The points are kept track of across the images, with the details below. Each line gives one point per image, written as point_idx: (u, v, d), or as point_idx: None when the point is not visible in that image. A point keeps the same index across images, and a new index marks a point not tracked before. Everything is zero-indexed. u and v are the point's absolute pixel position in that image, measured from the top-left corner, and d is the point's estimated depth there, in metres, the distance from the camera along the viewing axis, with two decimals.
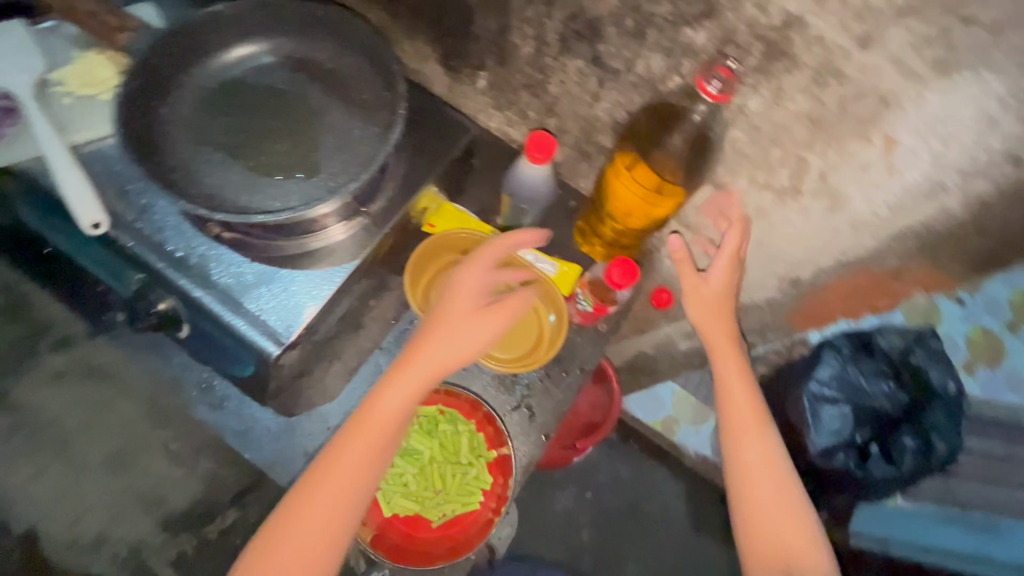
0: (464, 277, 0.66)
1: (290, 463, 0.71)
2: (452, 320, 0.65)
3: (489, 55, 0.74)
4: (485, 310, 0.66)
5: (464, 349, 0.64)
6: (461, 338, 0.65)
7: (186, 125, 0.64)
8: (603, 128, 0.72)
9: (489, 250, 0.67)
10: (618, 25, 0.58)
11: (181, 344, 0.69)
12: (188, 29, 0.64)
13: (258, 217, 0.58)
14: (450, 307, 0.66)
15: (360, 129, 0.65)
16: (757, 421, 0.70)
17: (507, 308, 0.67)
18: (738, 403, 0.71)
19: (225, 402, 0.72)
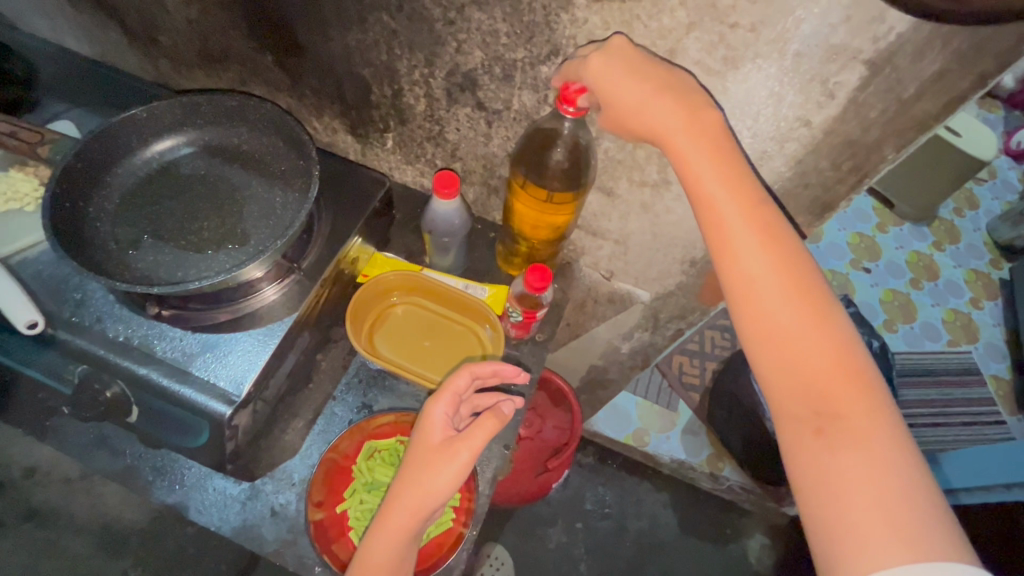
0: (432, 412, 0.66)
1: (258, 527, 0.70)
2: (429, 448, 0.64)
3: (390, 118, 0.84)
4: (454, 441, 0.63)
5: (441, 482, 0.62)
6: (447, 462, 0.62)
7: (114, 219, 0.68)
8: (500, 162, 0.83)
9: (452, 382, 0.67)
10: (489, 73, 0.69)
11: (131, 429, 0.70)
12: (106, 134, 0.70)
13: (193, 285, 0.62)
14: (422, 443, 0.65)
15: (281, 196, 0.72)
16: (815, 326, 0.52)
17: (474, 434, 0.63)
18: (747, 267, 0.53)
19: (184, 480, 0.72)
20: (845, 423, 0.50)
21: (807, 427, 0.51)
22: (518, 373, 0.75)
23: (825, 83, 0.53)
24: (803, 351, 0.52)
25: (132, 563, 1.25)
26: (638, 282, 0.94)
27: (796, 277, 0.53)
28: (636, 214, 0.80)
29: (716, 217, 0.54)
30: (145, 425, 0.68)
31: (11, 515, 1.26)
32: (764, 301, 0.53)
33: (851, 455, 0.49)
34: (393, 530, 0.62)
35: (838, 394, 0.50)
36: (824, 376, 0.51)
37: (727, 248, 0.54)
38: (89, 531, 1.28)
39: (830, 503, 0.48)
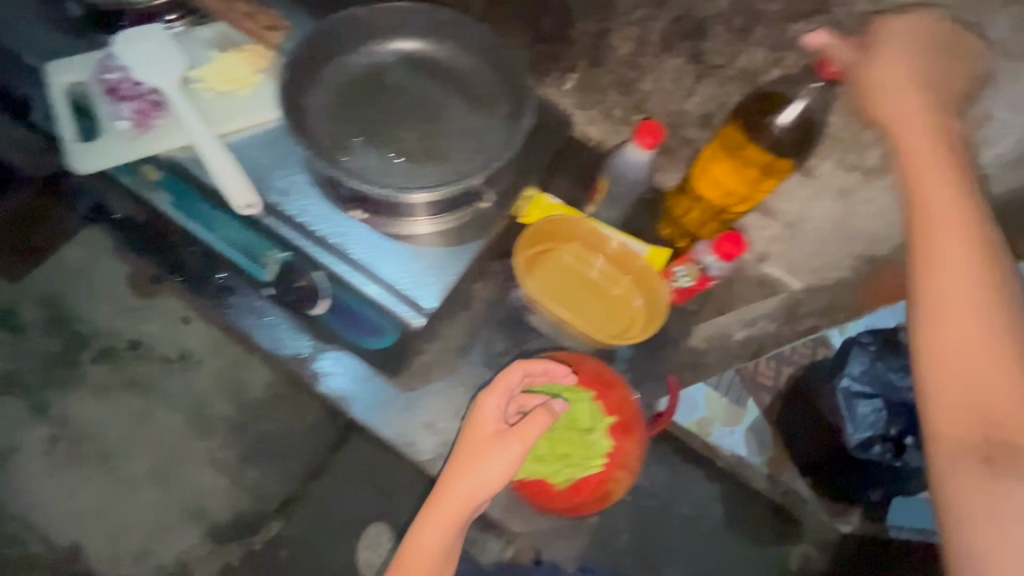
0: (484, 405, 0.65)
1: (416, 441, 0.72)
2: (480, 440, 0.64)
3: (583, 58, 0.82)
4: (507, 434, 0.63)
5: (497, 473, 0.62)
6: (505, 454, 0.62)
7: (324, 116, 0.69)
8: (689, 121, 0.79)
9: (504, 376, 0.65)
10: (726, 24, 0.66)
11: (308, 325, 0.71)
12: (326, 30, 0.70)
13: (415, 193, 0.63)
14: (473, 433, 0.64)
15: (482, 121, 0.72)
16: (1010, 369, 0.54)
17: (528, 429, 0.63)
18: (952, 296, 0.57)
19: (338, 379, 0.72)
20: (1015, 458, 0.52)
21: (977, 448, 0.54)
22: (569, 371, 0.72)
23: None
24: (991, 385, 0.54)
25: (218, 447, 1.38)
26: (791, 271, 0.89)
27: (999, 320, 0.56)
28: (827, 200, 0.76)
29: (931, 245, 0.58)
30: (325, 321, 0.71)
31: (116, 382, 1.40)
32: (958, 330, 0.56)
33: (1019, 487, 0.51)
34: (449, 514, 0.63)
35: (1019, 426, 0.53)
36: (1012, 410, 0.54)
37: (934, 274, 0.58)
38: (184, 408, 1.40)
39: (982, 520, 0.52)
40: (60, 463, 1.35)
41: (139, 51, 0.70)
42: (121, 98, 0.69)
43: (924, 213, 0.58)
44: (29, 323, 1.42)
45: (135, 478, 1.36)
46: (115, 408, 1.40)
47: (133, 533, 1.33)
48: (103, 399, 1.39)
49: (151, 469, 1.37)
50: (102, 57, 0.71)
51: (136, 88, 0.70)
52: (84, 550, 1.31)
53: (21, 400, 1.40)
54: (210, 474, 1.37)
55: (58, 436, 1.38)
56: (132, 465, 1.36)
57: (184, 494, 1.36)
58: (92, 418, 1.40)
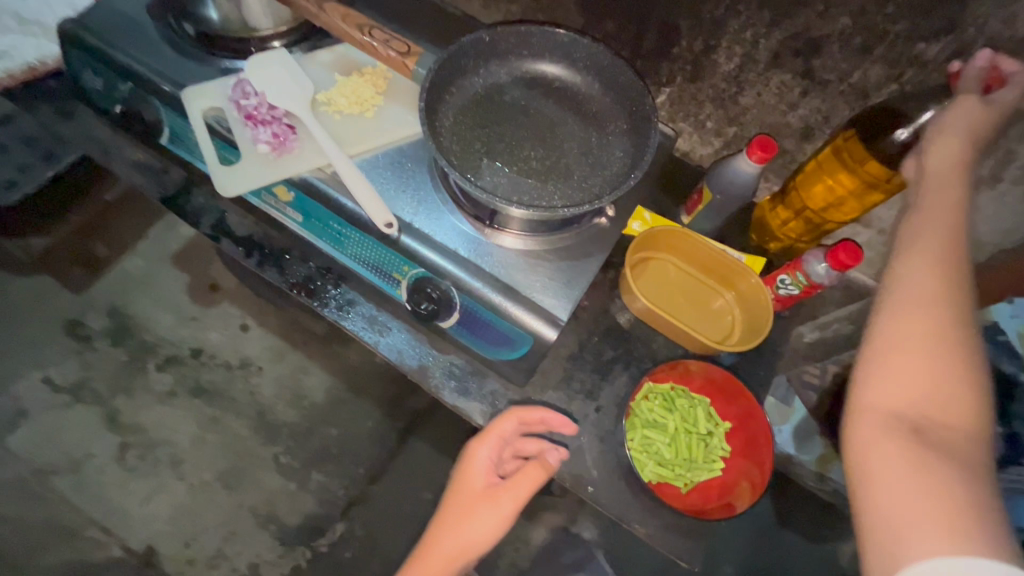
0: (476, 456, 0.72)
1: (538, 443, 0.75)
2: (474, 495, 0.71)
3: (682, 73, 0.84)
4: (497, 489, 0.71)
5: (485, 525, 0.69)
6: (495, 509, 0.70)
7: (454, 136, 0.72)
8: (789, 133, 0.82)
9: (497, 427, 0.70)
10: (844, 42, 0.68)
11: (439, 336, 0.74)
12: (453, 54, 0.73)
13: (561, 212, 0.66)
14: (466, 485, 0.72)
15: (601, 138, 0.74)
16: (957, 341, 0.52)
17: (518, 483, 0.70)
18: (916, 268, 0.55)
19: (468, 387, 0.76)
20: (936, 431, 0.50)
21: (891, 431, 0.51)
22: (567, 423, 0.71)
23: None
24: (931, 358, 0.52)
25: (282, 452, 1.44)
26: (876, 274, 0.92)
27: (955, 292, 0.53)
28: None
29: (911, 225, 0.58)
30: (457, 332, 0.72)
31: (180, 390, 1.48)
32: (916, 303, 0.54)
33: (901, 463, 0.50)
34: (439, 562, 0.69)
35: (948, 413, 0.51)
36: (951, 398, 0.51)
37: (906, 247, 0.56)
38: (245, 415, 1.48)
39: (877, 494, 0.50)
40: (131, 469, 1.40)
41: (275, 78, 0.74)
42: (258, 123, 0.71)
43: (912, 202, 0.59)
44: (95, 332, 1.50)
45: (205, 484, 1.41)
46: (179, 413, 1.46)
47: (208, 537, 1.36)
48: (170, 406, 1.46)
49: (220, 474, 1.42)
50: (234, 82, 0.74)
51: (269, 112, 0.72)
52: (157, 553, 1.34)
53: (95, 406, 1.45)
54: (276, 477, 1.42)
55: (129, 442, 1.42)
56: (201, 471, 1.41)
57: (254, 497, 1.40)
58: (155, 424, 1.44)
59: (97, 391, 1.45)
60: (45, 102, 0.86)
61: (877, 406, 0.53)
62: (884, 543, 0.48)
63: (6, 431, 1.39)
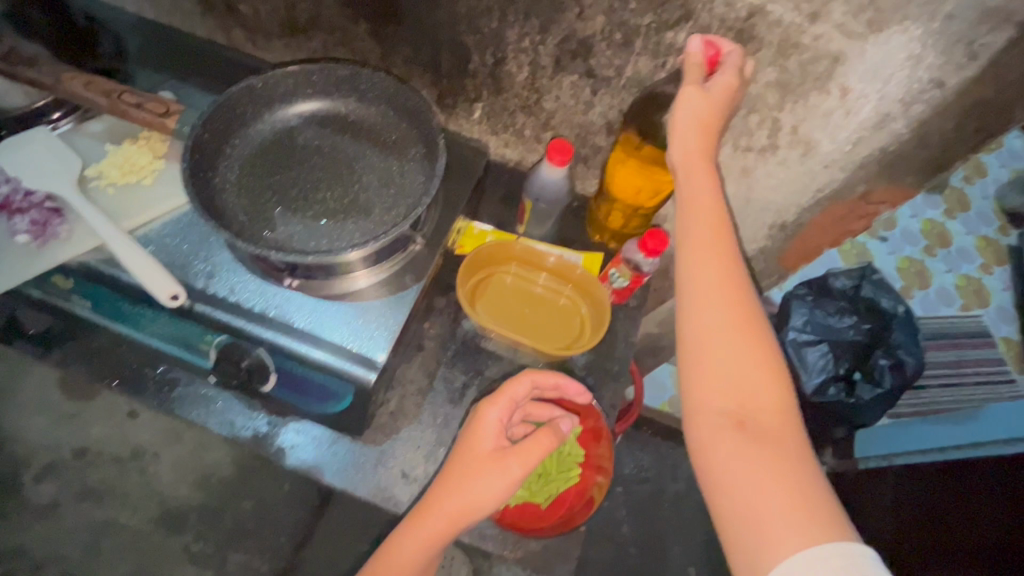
0: (486, 417, 0.65)
1: (391, 486, 0.72)
2: (475, 462, 0.63)
3: (485, 87, 0.85)
4: (507, 452, 0.63)
5: (485, 491, 0.61)
6: (490, 482, 0.62)
7: (239, 191, 0.68)
8: (596, 130, 0.84)
9: (510, 390, 0.66)
10: (608, 39, 0.70)
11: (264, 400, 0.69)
12: (225, 106, 0.69)
13: (346, 253, 0.63)
14: (472, 446, 0.64)
15: (398, 167, 0.73)
16: (752, 331, 0.57)
17: (530, 449, 0.63)
18: (703, 273, 0.59)
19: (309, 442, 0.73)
20: (759, 421, 0.55)
21: (725, 437, 0.54)
22: (581, 391, 0.74)
23: (971, 45, 0.57)
24: (736, 354, 0.56)
25: (192, 538, 1.22)
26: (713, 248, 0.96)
27: (738, 287, 0.59)
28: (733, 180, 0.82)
29: (692, 229, 0.61)
30: (279, 393, 0.68)
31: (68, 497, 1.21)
32: (709, 308, 0.58)
33: (743, 463, 0.53)
34: (431, 530, 0.61)
35: (766, 406, 0.55)
36: (764, 393, 0.55)
37: (692, 255, 0.60)
38: (149, 506, 1.24)
39: (734, 501, 0.52)
40: None
41: (33, 160, 0.68)
42: (17, 213, 0.66)
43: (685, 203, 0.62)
44: None
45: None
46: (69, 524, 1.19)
47: None
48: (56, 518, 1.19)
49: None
50: None
51: (28, 199, 0.67)
52: None
53: None
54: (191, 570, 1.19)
55: None
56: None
57: None
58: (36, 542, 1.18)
59: None
60: None
61: (708, 414, 0.56)
62: (740, 548, 0.51)
63: None
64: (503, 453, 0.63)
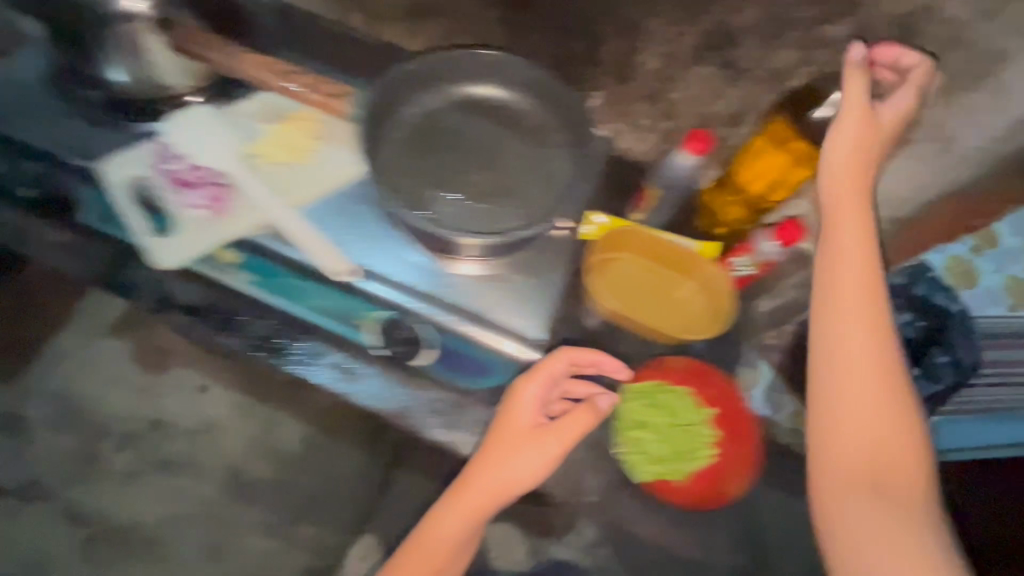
0: (523, 396, 0.68)
1: None
2: (513, 441, 0.68)
3: (610, 76, 0.86)
4: (545, 430, 0.68)
5: (526, 467, 0.67)
6: (534, 459, 0.67)
7: (399, 173, 0.71)
8: (720, 121, 0.85)
9: (547, 367, 0.67)
10: (756, 34, 0.72)
11: (419, 370, 0.72)
12: (387, 90, 0.71)
13: (523, 233, 0.68)
14: (510, 423, 0.68)
15: (542, 152, 0.75)
16: (890, 395, 0.68)
17: (567, 427, 0.68)
18: (849, 339, 0.69)
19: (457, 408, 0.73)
20: (887, 475, 0.67)
21: (850, 487, 0.67)
22: (619, 364, 0.72)
23: None
24: (870, 416, 0.68)
25: (265, 512, 1.53)
26: None
27: (884, 354, 0.69)
28: None
29: (839, 294, 0.71)
30: (437, 365, 0.71)
31: (149, 467, 1.55)
32: (856, 373, 0.69)
33: (868, 509, 0.66)
34: (478, 500, 0.68)
35: (889, 461, 0.68)
36: (881, 446, 0.68)
37: (835, 321, 0.70)
38: (219, 481, 1.56)
39: (854, 541, 0.65)
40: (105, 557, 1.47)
41: (204, 141, 0.72)
42: (191, 187, 0.68)
43: (832, 267, 0.71)
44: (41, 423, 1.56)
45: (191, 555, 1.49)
46: (151, 491, 1.53)
47: None
48: (138, 485, 1.53)
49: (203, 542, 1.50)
50: (156, 147, 0.71)
51: (204, 174, 0.69)
52: None
53: (71, 501, 1.51)
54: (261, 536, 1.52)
55: (93, 534, 1.48)
56: (183, 544, 1.49)
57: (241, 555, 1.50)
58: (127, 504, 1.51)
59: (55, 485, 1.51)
60: None
61: (834, 462, 0.68)
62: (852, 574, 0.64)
63: None
64: (540, 430, 0.68)
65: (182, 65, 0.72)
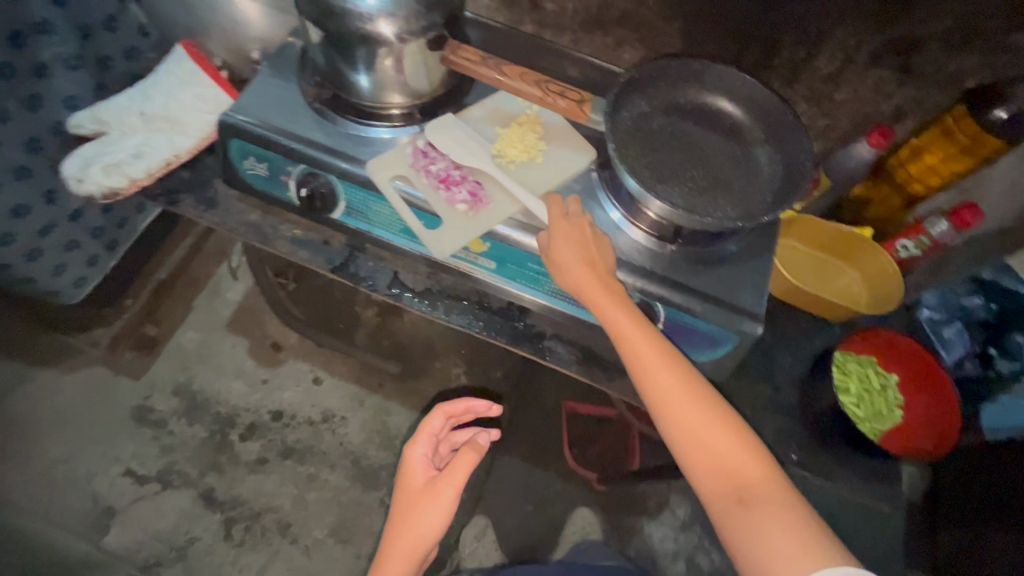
0: (413, 456, 0.90)
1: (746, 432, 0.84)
2: (416, 494, 0.86)
3: (780, 78, 0.93)
4: (436, 481, 0.85)
5: (427, 515, 0.84)
6: (430, 507, 0.84)
7: (628, 168, 0.79)
8: (881, 118, 0.93)
9: (427, 425, 0.91)
10: (942, 41, 0.80)
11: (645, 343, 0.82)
12: (614, 97, 0.81)
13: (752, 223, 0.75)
14: (410, 482, 0.88)
15: (741, 149, 0.83)
16: (714, 414, 0.65)
17: (450, 474, 0.85)
18: (647, 364, 0.67)
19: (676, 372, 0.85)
20: (749, 487, 0.63)
21: (719, 490, 0.63)
22: (489, 405, 0.95)
23: None
24: (710, 433, 0.65)
25: (386, 494, 1.63)
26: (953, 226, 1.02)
27: (692, 379, 0.67)
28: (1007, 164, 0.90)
29: (613, 322, 0.69)
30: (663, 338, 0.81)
31: (273, 454, 1.63)
32: (672, 397, 0.66)
33: (775, 520, 0.61)
34: (405, 547, 0.84)
35: (736, 471, 0.64)
36: (721, 448, 0.64)
37: (627, 346, 0.69)
38: (343, 467, 1.65)
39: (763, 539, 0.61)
40: (241, 541, 1.55)
41: (453, 143, 0.80)
42: (451, 186, 0.77)
43: (606, 301, 0.70)
44: (167, 415, 1.63)
45: (320, 538, 1.57)
46: (278, 478, 1.61)
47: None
48: (265, 472, 1.61)
49: (332, 525, 1.59)
50: (416, 150, 0.79)
51: (459, 174, 0.78)
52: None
53: (204, 489, 1.58)
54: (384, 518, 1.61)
55: (232, 518, 1.57)
56: (313, 528, 1.58)
57: (367, 537, 1.59)
58: (257, 492, 1.59)
59: (187, 473, 1.59)
60: (188, 196, 0.89)
61: (697, 473, 0.65)
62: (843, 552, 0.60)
63: (103, 532, 1.51)
64: (435, 483, 0.86)
65: (423, 63, 0.80)
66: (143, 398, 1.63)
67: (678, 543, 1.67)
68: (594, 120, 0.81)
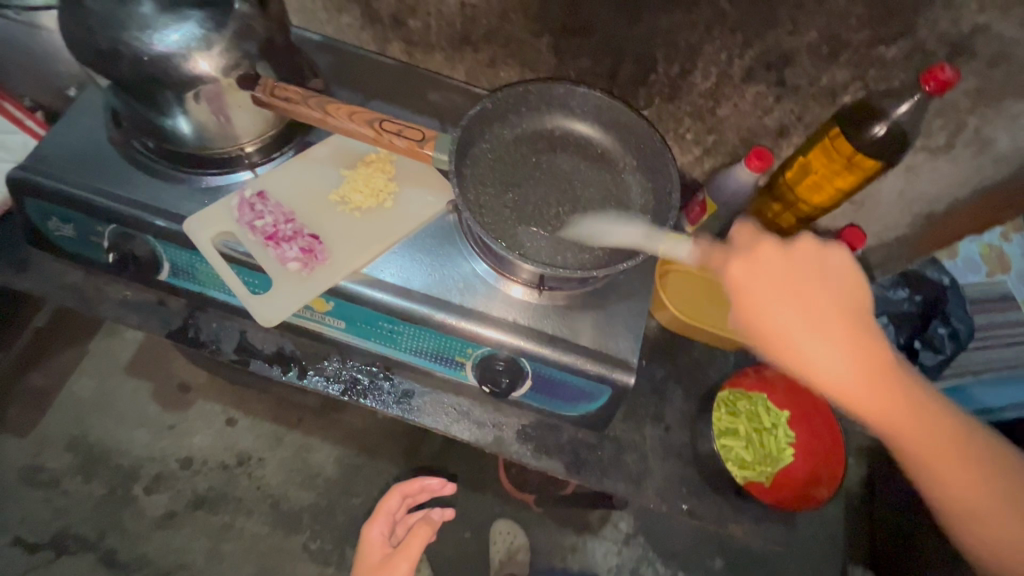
0: (370, 536, 0.90)
1: (636, 481, 0.79)
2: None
3: (660, 94, 0.87)
4: (394, 558, 0.84)
5: None
6: None
7: (483, 209, 0.72)
8: (766, 134, 0.87)
9: (384, 504, 0.93)
10: (812, 53, 0.74)
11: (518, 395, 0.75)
12: (468, 127, 0.74)
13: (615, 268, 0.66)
14: (367, 565, 0.87)
15: (610, 178, 0.77)
16: (898, 388, 0.56)
17: (405, 551, 0.84)
18: (802, 335, 0.56)
19: (558, 422, 0.79)
20: (943, 462, 0.57)
21: (939, 468, 0.58)
22: (442, 484, 0.97)
23: None
24: (897, 407, 0.56)
25: (310, 537, 1.42)
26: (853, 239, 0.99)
27: (864, 349, 0.56)
28: (892, 176, 0.85)
29: (745, 289, 0.57)
30: (534, 392, 0.74)
31: (181, 506, 1.40)
32: (859, 367, 0.56)
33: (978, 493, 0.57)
34: None
35: (925, 443, 0.57)
36: (918, 423, 0.56)
37: (759, 320, 0.57)
38: (263, 511, 1.43)
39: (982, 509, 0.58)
40: None
41: (294, 192, 0.72)
42: (284, 241, 0.68)
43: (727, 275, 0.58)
44: (60, 473, 1.37)
45: None
46: (190, 531, 1.38)
47: None
48: (174, 527, 1.38)
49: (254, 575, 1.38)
50: (247, 202, 0.70)
51: (294, 228, 0.70)
52: None
53: (99, 553, 1.33)
54: (312, 564, 1.41)
55: None
56: None
57: None
58: (164, 550, 1.36)
59: (79, 533, 1.34)
60: None
61: (915, 450, 0.57)
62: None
63: None
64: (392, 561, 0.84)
65: (239, 106, 0.68)
66: (32, 456, 1.37)
67: (622, 558, 1.47)
68: (441, 160, 0.70)
